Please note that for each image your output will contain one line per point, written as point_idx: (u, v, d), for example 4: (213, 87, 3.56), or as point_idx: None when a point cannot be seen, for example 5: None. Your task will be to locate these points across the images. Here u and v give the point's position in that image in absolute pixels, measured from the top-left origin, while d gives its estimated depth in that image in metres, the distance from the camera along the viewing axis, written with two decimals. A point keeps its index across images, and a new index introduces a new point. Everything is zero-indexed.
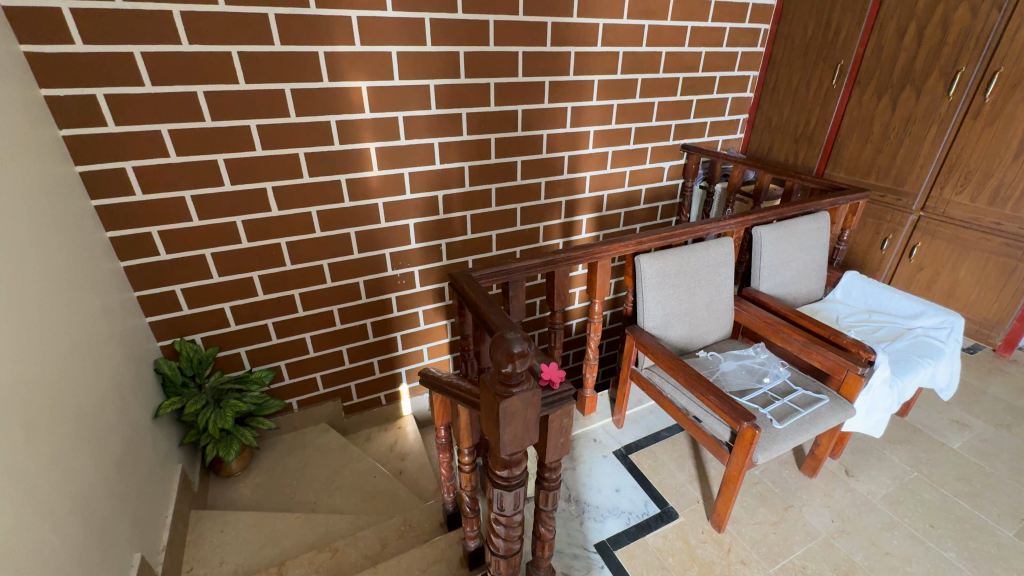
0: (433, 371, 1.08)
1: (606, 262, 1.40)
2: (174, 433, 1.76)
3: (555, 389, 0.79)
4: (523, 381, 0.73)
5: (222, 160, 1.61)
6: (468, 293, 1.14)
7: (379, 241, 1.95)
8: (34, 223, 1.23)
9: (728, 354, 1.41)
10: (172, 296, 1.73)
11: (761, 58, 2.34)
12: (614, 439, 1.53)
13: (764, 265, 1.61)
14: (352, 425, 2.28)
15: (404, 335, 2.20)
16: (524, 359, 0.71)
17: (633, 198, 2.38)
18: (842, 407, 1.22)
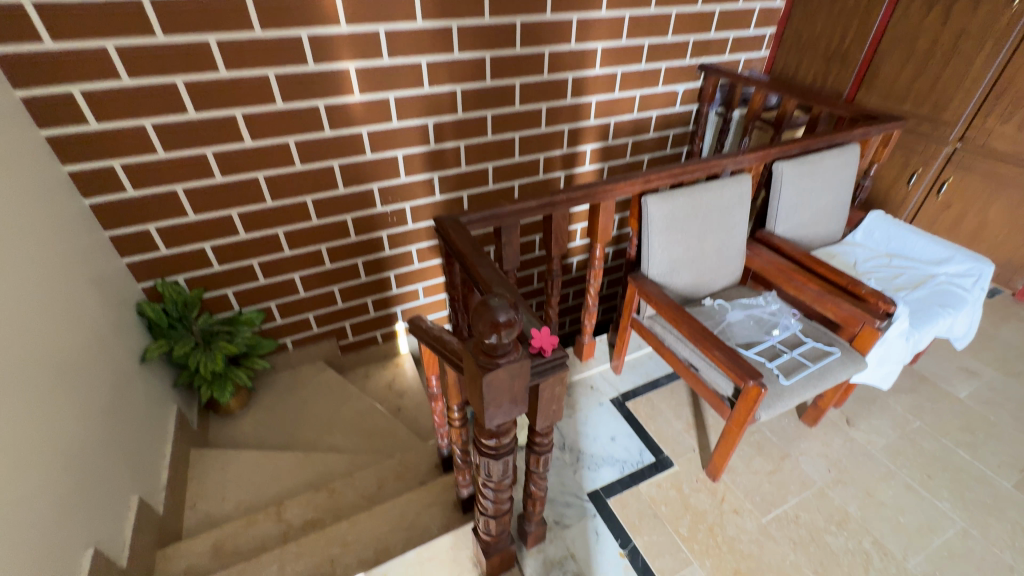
0: (421, 322, 1.01)
1: (609, 203, 1.28)
2: (166, 375, 1.73)
3: (546, 357, 0.71)
4: (510, 351, 0.65)
5: (183, 83, 1.44)
6: (454, 243, 1.05)
7: (366, 175, 1.80)
8: None
9: (736, 303, 1.33)
10: (147, 236, 1.63)
11: None
12: (612, 385, 1.49)
13: (783, 204, 1.48)
14: (348, 364, 2.27)
15: (398, 275, 2.11)
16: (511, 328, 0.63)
17: (643, 125, 2.18)
18: (854, 361, 1.16)
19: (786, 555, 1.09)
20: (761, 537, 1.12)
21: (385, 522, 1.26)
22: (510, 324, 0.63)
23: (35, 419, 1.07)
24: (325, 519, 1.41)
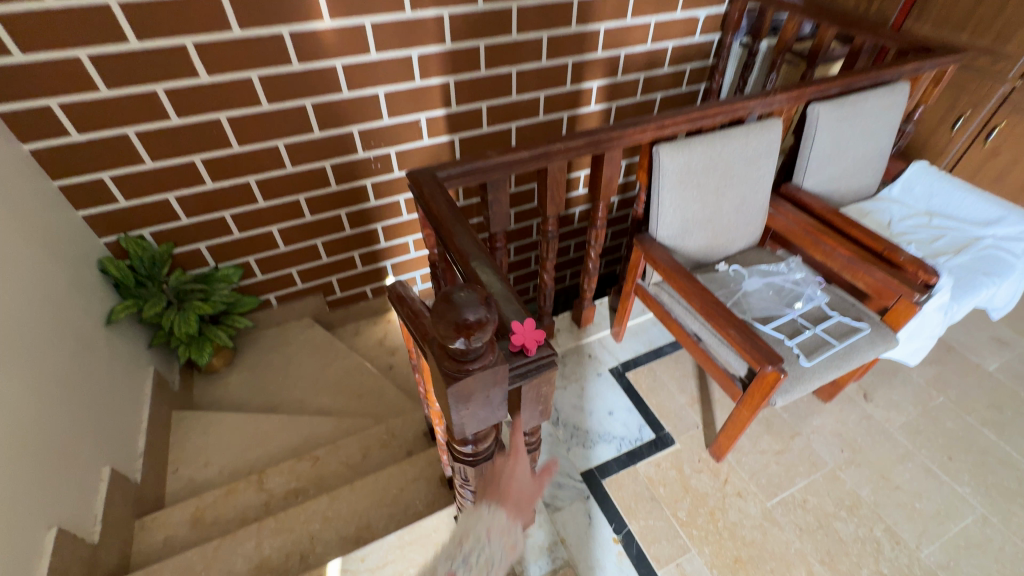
0: (405, 289, 0.89)
1: (615, 154, 1.10)
2: (140, 335, 1.64)
3: (532, 357, 0.59)
4: (484, 355, 0.52)
5: (117, 3, 1.21)
6: (426, 204, 0.92)
7: (343, 116, 1.60)
8: None
9: (754, 270, 1.18)
10: (102, 186, 1.47)
11: None
12: (611, 354, 1.38)
13: (815, 155, 1.29)
14: (337, 320, 2.16)
15: (385, 227, 1.96)
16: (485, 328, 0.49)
17: (657, 58, 1.92)
18: (884, 339, 1.03)
19: (791, 543, 1.02)
20: (765, 522, 1.05)
21: (368, 497, 1.20)
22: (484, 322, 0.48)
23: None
24: (308, 488, 1.36)
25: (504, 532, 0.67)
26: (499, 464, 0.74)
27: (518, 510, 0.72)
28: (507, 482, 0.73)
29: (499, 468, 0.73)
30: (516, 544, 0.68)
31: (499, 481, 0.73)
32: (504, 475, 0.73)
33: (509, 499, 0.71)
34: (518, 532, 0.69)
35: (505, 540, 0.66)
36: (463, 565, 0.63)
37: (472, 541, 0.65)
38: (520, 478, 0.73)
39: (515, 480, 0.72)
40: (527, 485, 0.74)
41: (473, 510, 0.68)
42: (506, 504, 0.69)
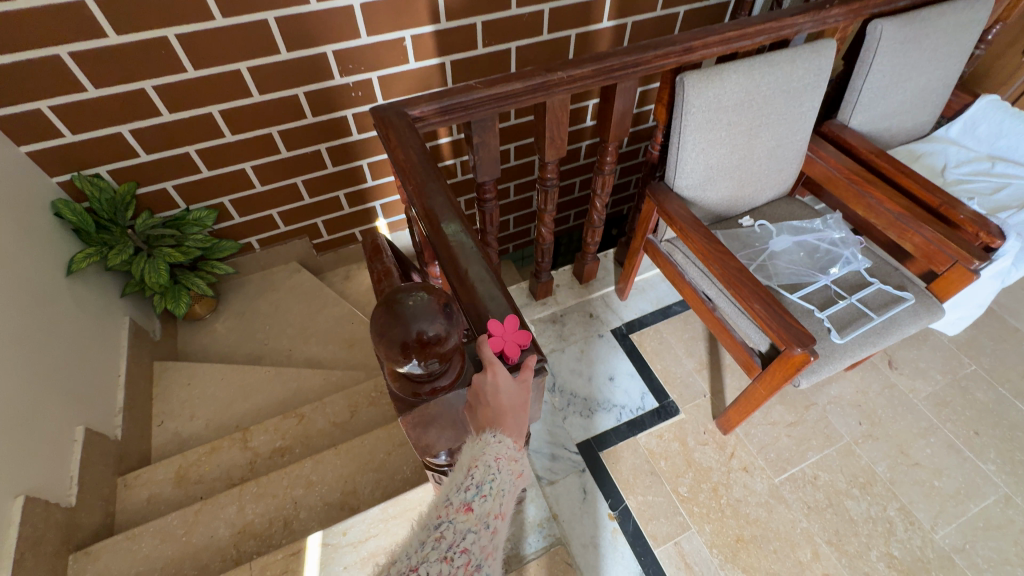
0: (381, 245, 0.80)
1: (631, 84, 0.91)
2: (110, 284, 1.53)
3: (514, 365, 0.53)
4: (444, 376, 0.50)
5: None
6: (393, 151, 0.78)
7: (313, 34, 1.36)
8: None
9: (784, 225, 1.03)
10: (41, 118, 1.27)
11: None
12: (615, 313, 1.27)
13: (868, 86, 1.08)
14: (325, 264, 2.04)
15: (372, 165, 1.77)
16: (443, 344, 0.45)
17: None
18: (930, 310, 0.90)
19: (797, 522, 0.96)
20: (771, 499, 0.99)
21: (354, 462, 1.15)
22: (443, 338, 0.45)
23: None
24: (294, 447, 1.31)
25: (514, 459, 0.55)
26: (475, 380, 0.50)
27: (512, 422, 0.53)
28: (494, 398, 0.51)
29: (479, 386, 0.50)
30: (523, 471, 0.57)
31: (484, 401, 0.51)
32: (486, 393, 0.51)
33: (504, 416, 0.52)
34: (524, 458, 0.58)
35: (515, 468, 0.55)
36: (479, 495, 0.52)
37: (483, 469, 0.53)
38: (508, 388, 0.51)
39: (506, 395, 0.51)
40: (516, 392, 0.53)
41: (473, 437, 0.54)
42: (505, 426, 0.52)
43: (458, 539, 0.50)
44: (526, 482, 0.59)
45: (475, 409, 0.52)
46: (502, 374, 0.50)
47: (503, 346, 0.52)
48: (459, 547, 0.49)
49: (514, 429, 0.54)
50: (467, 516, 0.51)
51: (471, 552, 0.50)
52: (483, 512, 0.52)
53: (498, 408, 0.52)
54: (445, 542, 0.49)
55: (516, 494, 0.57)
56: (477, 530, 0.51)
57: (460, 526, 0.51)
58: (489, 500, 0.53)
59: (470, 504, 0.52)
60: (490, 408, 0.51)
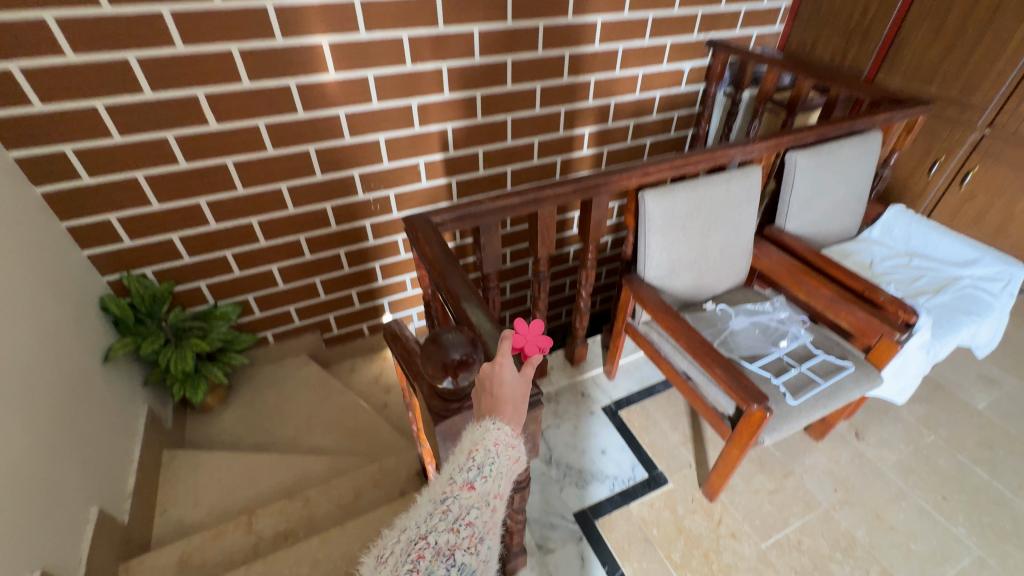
0: (398, 328, 0.98)
1: (603, 199, 1.16)
2: (136, 373, 1.65)
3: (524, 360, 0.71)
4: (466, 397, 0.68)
5: (134, 59, 1.28)
6: (421, 248, 0.98)
7: (344, 160, 1.66)
8: None
9: (740, 309, 1.22)
10: (110, 227, 1.51)
11: None
12: (604, 392, 1.40)
13: (794, 199, 1.35)
14: (333, 357, 2.18)
15: (383, 266, 2.00)
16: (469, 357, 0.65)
17: (645, 106, 2.04)
18: (869, 377, 1.05)
19: None
20: (760, 565, 1.04)
21: (359, 538, 1.19)
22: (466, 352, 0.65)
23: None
24: (298, 530, 1.34)
25: (511, 446, 0.63)
26: (484, 370, 0.65)
27: (511, 411, 0.64)
28: (498, 388, 0.64)
29: (486, 374, 0.64)
30: (520, 455, 0.64)
31: (488, 389, 0.64)
32: (492, 382, 0.64)
33: (505, 406, 0.63)
34: (521, 445, 0.65)
35: (512, 454, 0.63)
36: (480, 476, 0.59)
37: (483, 453, 0.60)
38: (510, 381, 0.64)
39: (505, 385, 0.63)
40: (515, 385, 0.65)
41: (476, 425, 0.63)
42: (503, 413, 0.62)
43: (463, 513, 0.57)
44: (522, 466, 0.65)
45: (480, 397, 0.65)
46: (505, 366, 0.64)
47: (521, 344, 0.70)
48: (464, 520, 0.56)
49: (512, 417, 0.63)
50: (470, 494, 0.58)
51: (474, 525, 0.57)
52: (484, 491, 0.59)
53: (499, 398, 0.64)
54: (451, 515, 0.56)
55: (512, 476, 0.64)
56: (479, 506, 0.58)
57: (464, 502, 0.58)
58: (489, 481, 0.60)
59: (472, 483, 0.59)
60: (494, 396, 0.64)
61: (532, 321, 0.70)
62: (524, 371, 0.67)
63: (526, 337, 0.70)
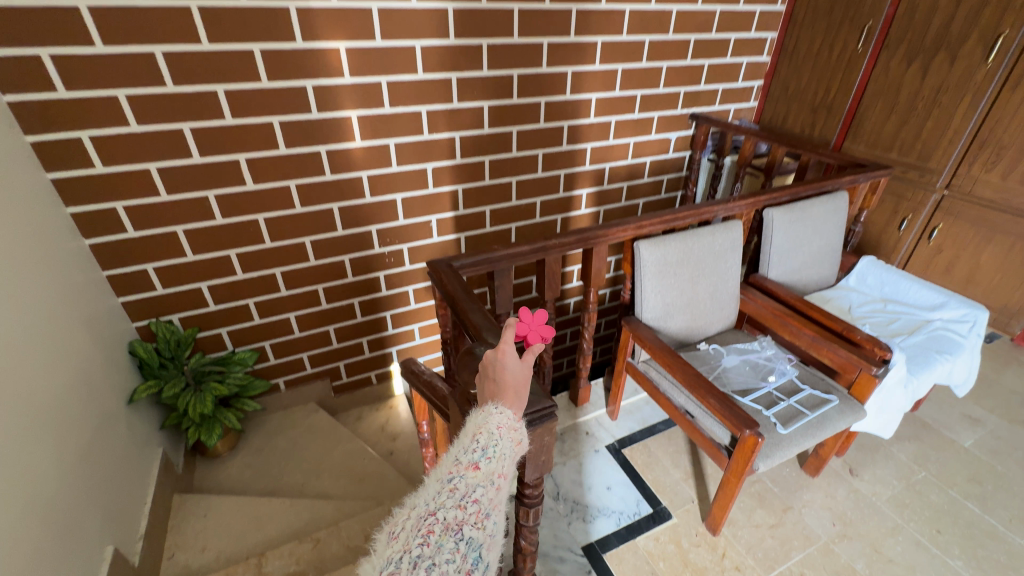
0: (415, 364, 1.08)
1: (602, 248, 1.29)
2: (154, 416, 1.70)
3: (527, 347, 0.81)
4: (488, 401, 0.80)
5: (188, 129, 1.46)
6: (444, 286, 1.09)
7: (365, 217, 1.82)
8: None
9: (731, 348, 1.33)
10: (145, 276, 1.62)
11: (772, 45, 2.28)
12: (607, 432, 1.46)
13: (774, 249, 1.50)
14: (341, 405, 2.22)
15: (393, 315, 2.10)
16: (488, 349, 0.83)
17: (637, 171, 2.29)
18: (853, 410, 1.14)
19: None
20: None
21: None
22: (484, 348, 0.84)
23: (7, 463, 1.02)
24: (308, 572, 1.35)
25: (513, 429, 0.67)
26: (489, 358, 0.74)
27: (513, 396, 0.71)
28: (501, 373, 0.72)
29: (491, 363, 0.73)
30: (522, 437, 0.68)
31: (492, 377, 0.72)
32: (496, 367, 0.73)
33: (506, 390, 0.71)
34: (522, 429, 0.69)
35: (515, 436, 0.67)
36: (485, 457, 0.63)
37: (487, 435, 0.64)
38: (512, 367, 0.73)
39: (506, 372, 0.72)
40: (517, 373, 0.73)
41: (480, 409, 0.68)
42: (505, 400, 0.69)
43: (469, 491, 0.59)
44: (524, 449, 0.69)
45: (484, 384, 0.73)
46: (508, 353, 0.73)
47: (524, 332, 0.81)
48: (470, 498, 0.59)
49: (514, 405, 0.69)
50: (475, 473, 0.61)
51: (480, 502, 0.59)
52: (489, 470, 0.62)
53: (501, 383, 0.72)
54: (458, 493, 0.59)
55: (515, 458, 0.68)
56: (485, 485, 0.61)
57: (470, 481, 0.60)
58: (494, 461, 0.63)
59: (477, 463, 0.62)
60: (496, 380, 0.72)
61: (536, 312, 0.81)
62: (526, 359, 0.75)
63: (530, 326, 0.81)
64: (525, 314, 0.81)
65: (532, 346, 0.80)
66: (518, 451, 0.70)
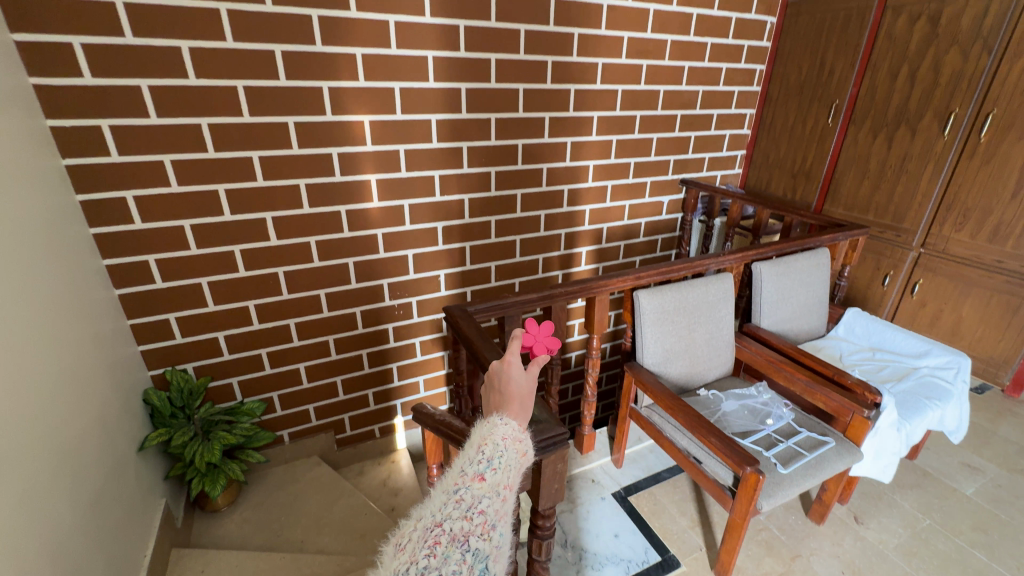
0: (427, 407, 1.07)
1: (604, 297, 1.39)
2: (159, 466, 1.68)
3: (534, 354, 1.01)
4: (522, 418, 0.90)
5: (223, 190, 1.58)
6: (462, 328, 1.19)
7: (378, 271, 1.93)
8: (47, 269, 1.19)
9: (729, 393, 1.41)
10: (165, 325, 1.66)
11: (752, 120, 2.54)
12: (612, 479, 1.48)
13: (765, 300, 1.59)
14: (343, 459, 2.20)
15: (400, 367, 2.15)
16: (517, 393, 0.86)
17: (633, 230, 2.45)
18: (851, 452, 1.21)
19: None
20: None
21: None
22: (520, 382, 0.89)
23: (45, 501, 1.04)
24: None
25: (517, 440, 0.73)
26: (494, 368, 0.83)
27: (518, 405, 0.78)
28: (506, 384, 0.80)
29: (496, 373, 0.83)
30: (526, 448, 0.74)
31: (497, 387, 0.81)
32: (503, 378, 0.81)
33: (511, 401, 0.78)
34: (526, 440, 0.75)
35: (519, 448, 0.73)
36: (490, 468, 0.68)
37: (492, 447, 0.70)
38: (517, 378, 0.82)
39: (509, 381, 0.80)
40: (521, 382, 0.81)
41: (485, 421, 0.75)
42: (510, 411, 0.76)
43: (475, 502, 0.64)
44: (528, 461, 0.75)
45: (490, 395, 0.81)
46: (513, 365, 0.83)
47: (532, 342, 1.02)
48: (476, 509, 0.63)
49: (517, 415, 0.76)
50: (481, 484, 0.66)
51: (486, 513, 0.64)
52: (494, 481, 0.67)
53: (506, 394, 0.79)
54: (464, 504, 0.64)
55: (519, 470, 0.73)
56: (490, 496, 0.66)
57: (476, 492, 0.65)
58: (498, 473, 0.68)
59: (482, 475, 0.67)
60: (503, 391, 0.80)
61: (540, 325, 1.02)
62: (530, 368, 0.83)
63: (535, 338, 1.03)
64: (532, 328, 1.03)
65: (537, 354, 1.02)
66: (522, 464, 0.75)
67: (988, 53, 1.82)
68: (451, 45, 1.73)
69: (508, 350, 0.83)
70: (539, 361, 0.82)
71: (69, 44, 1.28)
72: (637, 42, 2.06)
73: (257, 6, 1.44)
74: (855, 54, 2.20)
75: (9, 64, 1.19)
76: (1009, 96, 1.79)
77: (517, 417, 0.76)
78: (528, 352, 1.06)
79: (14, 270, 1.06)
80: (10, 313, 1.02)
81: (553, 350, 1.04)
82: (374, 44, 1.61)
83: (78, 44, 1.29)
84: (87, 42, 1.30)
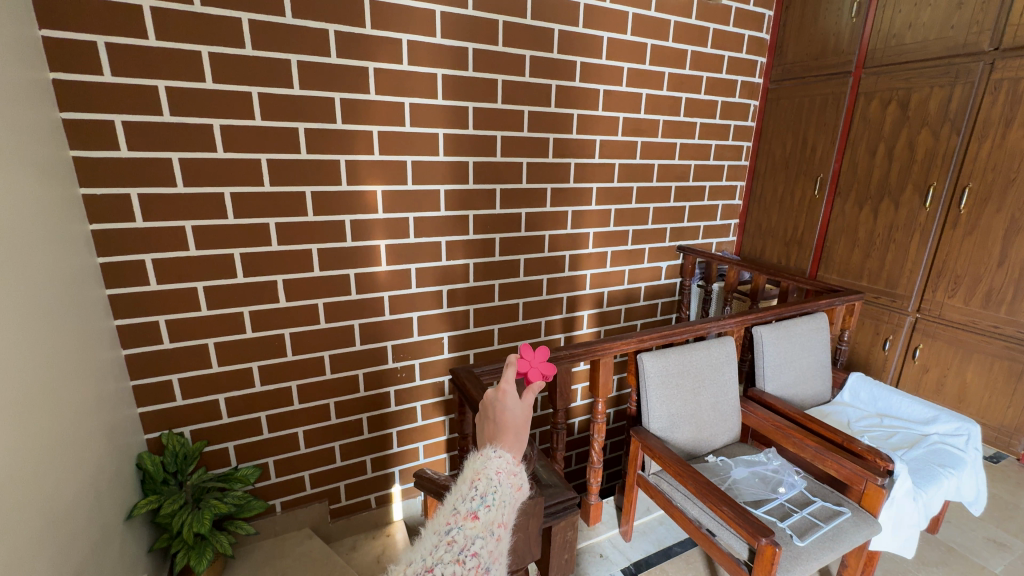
0: (429, 471, 1.04)
1: (608, 359, 1.40)
2: (145, 537, 1.60)
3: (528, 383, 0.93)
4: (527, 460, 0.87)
5: (238, 254, 1.64)
6: (467, 389, 1.20)
7: (382, 333, 1.95)
8: (61, 329, 1.21)
9: (739, 460, 1.39)
10: (168, 386, 1.64)
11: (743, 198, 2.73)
12: (622, 554, 1.43)
13: (767, 365, 1.61)
14: (335, 532, 2.08)
15: (401, 432, 2.11)
16: (527, 464, 0.88)
17: (633, 294, 2.50)
18: (868, 523, 1.17)
19: None
20: None
21: None
22: (530, 448, 0.94)
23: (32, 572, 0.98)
24: None
25: (512, 473, 0.71)
26: (489, 397, 0.78)
27: (514, 435, 0.75)
28: (501, 415, 0.76)
29: (491, 402, 0.78)
30: (522, 482, 0.72)
31: (494, 417, 0.76)
32: (497, 408, 0.76)
33: (506, 432, 0.75)
34: (522, 473, 0.73)
35: (514, 482, 0.71)
36: (484, 505, 0.67)
37: (486, 482, 0.68)
38: (513, 408, 0.76)
39: (505, 411, 0.76)
40: (518, 413, 0.76)
41: (478, 454, 0.72)
42: (505, 442, 0.74)
43: (468, 543, 0.63)
44: (524, 494, 0.72)
45: (485, 424, 0.78)
46: (509, 394, 0.77)
47: (526, 368, 0.93)
48: (470, 551, 0.63)
49: (510, 450, 0.74)
50: (474, 523, 0.65)
51: (479, 555, 0.63)
52: (488, 519, 0.66)
53: (502, 425, 0.75)
54: (457, 546, 0.63)
55: (515, 504, 0.71)
56: (484, 536, 0.65)
57: (469, 532, 0.64)
58: (493, 510, 0.67)
59: (476, 512, 0.66)
60: (497, 421, 0.76)
61: (538, 350, 0.95)
62: (526, 397, 0.78)
63: (531, 364, 0.94)
64: (528, 352, 0.95)
65: (532, 380, 0.92)
66: (519, 497, 0.73)
67: (957, 133, 1.96)
68: (460, 123, 1.87)
69: (505, 378, 0.78)
70: (534, 390, 0.76)
71: (111, 122, 1.39)
72: (631, 121, 2.23)
73: (285, 90, 1.57)
74: (834, 132, 2.37)
75: (54, 138, 1.29)
76: (982, 172, 1.91)
77: (512, 449, 0.74)
78: (523, 380, 0.96)
79: (31, 328, 1.08)
80: (20, 373, 1.03)
81: (549, 377, 0.93)
82: (390, 123, 1.75)
83: (119, 122, 1.40)
84: (127, 119, 1.41)
